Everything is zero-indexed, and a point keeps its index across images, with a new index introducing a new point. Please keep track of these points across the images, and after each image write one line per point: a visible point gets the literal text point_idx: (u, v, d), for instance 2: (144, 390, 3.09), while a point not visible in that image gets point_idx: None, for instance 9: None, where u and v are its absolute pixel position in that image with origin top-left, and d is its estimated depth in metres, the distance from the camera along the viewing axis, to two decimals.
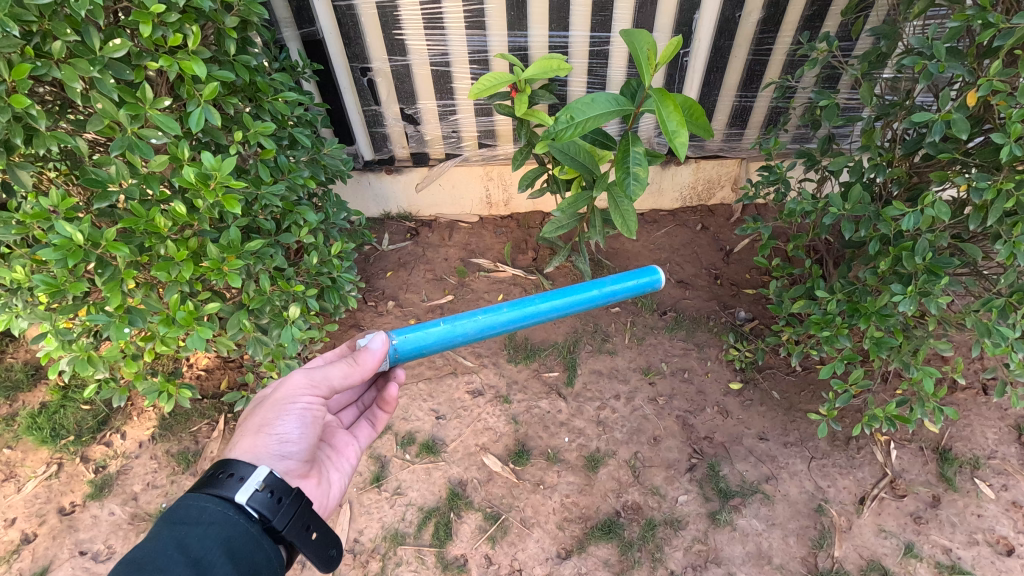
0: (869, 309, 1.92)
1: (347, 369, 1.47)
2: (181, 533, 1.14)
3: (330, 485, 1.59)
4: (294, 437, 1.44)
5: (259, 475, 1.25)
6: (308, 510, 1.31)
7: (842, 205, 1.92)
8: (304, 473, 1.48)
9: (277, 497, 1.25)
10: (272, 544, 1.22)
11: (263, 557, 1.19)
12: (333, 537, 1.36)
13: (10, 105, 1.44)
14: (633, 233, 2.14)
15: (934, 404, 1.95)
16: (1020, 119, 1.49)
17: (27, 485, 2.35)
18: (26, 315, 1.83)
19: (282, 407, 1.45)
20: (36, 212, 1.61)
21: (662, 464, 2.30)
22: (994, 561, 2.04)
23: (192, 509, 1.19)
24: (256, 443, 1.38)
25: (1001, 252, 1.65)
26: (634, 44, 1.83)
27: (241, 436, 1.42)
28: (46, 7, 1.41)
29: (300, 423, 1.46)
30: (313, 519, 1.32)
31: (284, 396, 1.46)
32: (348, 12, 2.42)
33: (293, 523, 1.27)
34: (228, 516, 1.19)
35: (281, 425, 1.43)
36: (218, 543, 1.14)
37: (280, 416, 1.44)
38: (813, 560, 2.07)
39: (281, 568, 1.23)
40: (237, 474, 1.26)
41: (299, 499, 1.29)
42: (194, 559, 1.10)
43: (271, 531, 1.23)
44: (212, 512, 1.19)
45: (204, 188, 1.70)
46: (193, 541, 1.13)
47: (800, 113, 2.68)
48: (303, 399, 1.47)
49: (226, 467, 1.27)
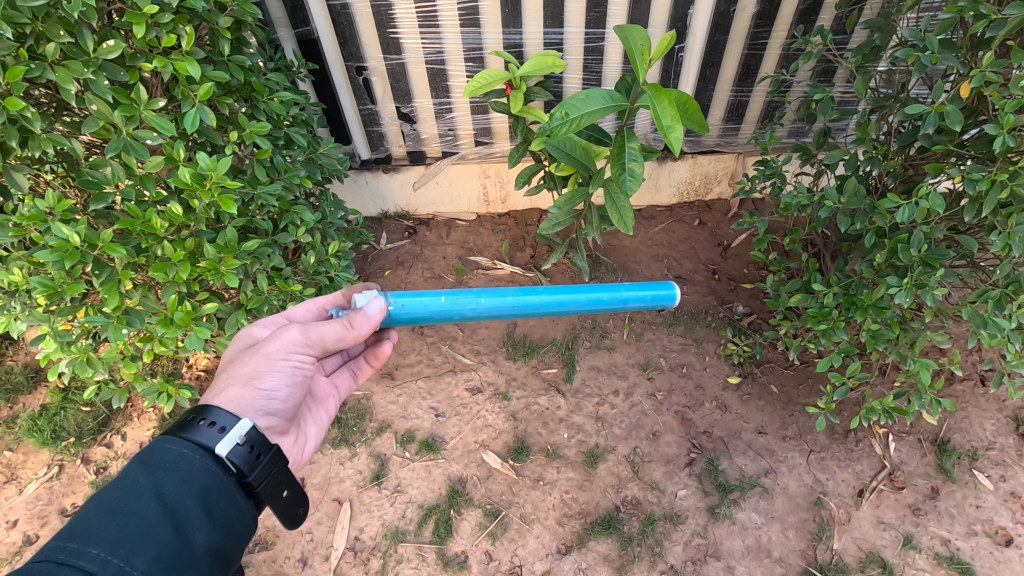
0: (866, 302, 1.91)
1: (342, 331, 1.48)
2: (157, 478, 1.13)
3: (305, 433, 1.69)
4: (280, 393, 1.47)
5: (241, 429, 1.26)
6: (282, 469, 1.33)
7: (838, 198, 1.92)
8: (282, 425, 1.55)
9: (255, 452, 1.26)
10: (245, 499, 1.23)
11: (237, 511, 1.20)
12: (301, 497, 1.40)
13: (5, 108, 1.45)
14: (629, 228, 2.14)
15: (932, 396, 1.93)
16: (1013, 111, 1.50)
17: (29, 487, 2.36)
18: (25, 318, 1.83)
19: (273, 362, 1.45)
20: (33, 214, 1.61)
21: (661, 460, 2.31)
22: (993, 552, 2.05)
23: (170, 453, 1.18)
24: (244, 395, 1.40)
25: (996, 243, 1.66)
26: (627, 40, 1.82)
27: (228, 382, 1.42)
28: (39, 9, 1.41)
29: (288, 380, 1.48)
30: (285, 478, 1.34)
31: (276, 349, 1.46)
32: (343, 11, 2.42)
33: (267, 481, 1.28)
34: (206, 466, 1.19)
35: (269, 380, 1.45)
36: (194, 493, 1.14)
37: (270, 371, 1.45)
38: (812, 552, 2.08)
39: (252, 522, 1.25)
40: (217, 424, 1.26)
41: (275, 458, 1.31)
42: (170, 506, 1.09)
43: (245, 485, 1.25)
44: (190, 459, 1.18)
45: (200, 188, 1.70)
46: (169, 489, 1.12)
47: (796, 107, 2.68)
48: (295, 357, 1.48)
49: (206, 415, 1.28)
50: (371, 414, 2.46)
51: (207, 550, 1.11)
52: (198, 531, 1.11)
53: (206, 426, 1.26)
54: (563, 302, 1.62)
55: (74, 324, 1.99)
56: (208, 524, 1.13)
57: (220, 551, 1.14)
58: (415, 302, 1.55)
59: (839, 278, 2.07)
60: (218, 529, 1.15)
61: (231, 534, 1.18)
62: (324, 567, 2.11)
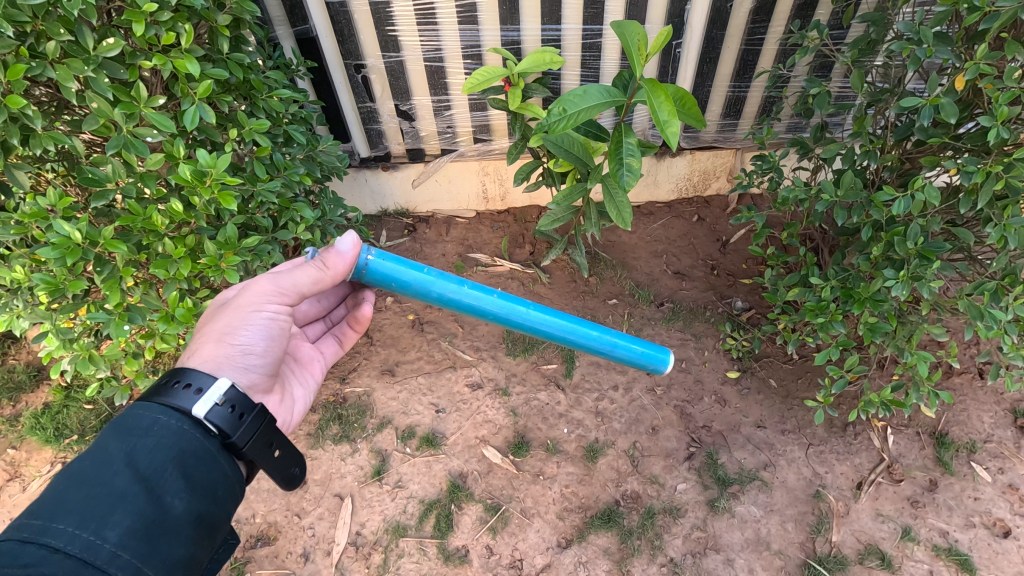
0: (863, 294, 1.93)
1: (315, 276, 1.50)
2: (130, 445, 1.15)
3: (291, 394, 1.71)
4: (258, 347, 1.49)
5: (218, 390, 1.27)
6: (269, 427, 1.36)
7: (834, 191, 1.94)
8: (265, 383, 1.56)
9: (237, 412, 1.28)
10: (229, 459, 1.27)
11: (220, 472, 1.23)
12: (295, 456, 1.45)
13: (6, 106, 1.46)
14: (627, 224, 2.15)
15: (929, 388, 1.93)
16: (1008, 102, 1.51)
17: (33, 484, 2.38)
18: (27, 315, 1.85)
19: (246, 315, 1.47)
20: (34, 212, 1.62)
21: (661, 454, 2.32)
22: (991, 543, 2.06)
23: (143, 419, 1.20)
24: (219, 351, 1.42)
25: (992, 235, 1.67)
26: (624, 35, 1.83)
27: (203, 343, 1.43)
28: (39, 8, 1.42)
29: (265, 333, 1.49)
30: (273, 435, 1.38)
31: (250, 303, 1.48)
32: (341, 9, 2.43)
33: (253, 440, 1.31)
34: (183, 430, 1.22)
35: (246, 335, 1.46)
36: (171, 459, 1.17)
37: (246, 326, 1.46)
38: (810, 545, 2.09)
39: (240, 482, 1.29)
40: (194, 386, 1.27)
41: (259, 416, 1.33)
42: (143, 475, 1.12)
43: (230, 445, 1.28)
44: (165, 426, 1.20)
45: (200, 184, 1.71)
46: (141, 456, 1.14)
47: (794, 102, 2.69)
48: (270, 308, 1.49)
49: (181, 376, 1.28)
50: (371, 410, 2.47)
51: (187, 514, 1.14)
52: (176, 497, 1.14)
53: (182, 388, 1.27)
54: (546, 322, 1.66)
55: (76, 321, 2.01)
56: (185, 490, 1.16)
57: (202, 514, 1.17)
58: (394, 274, 1.55)
59: (836, 271, 2.08)
60: (198, 493, 1.17)
61: (214, 497, 1.21)
62: (326, 561, 2.12)
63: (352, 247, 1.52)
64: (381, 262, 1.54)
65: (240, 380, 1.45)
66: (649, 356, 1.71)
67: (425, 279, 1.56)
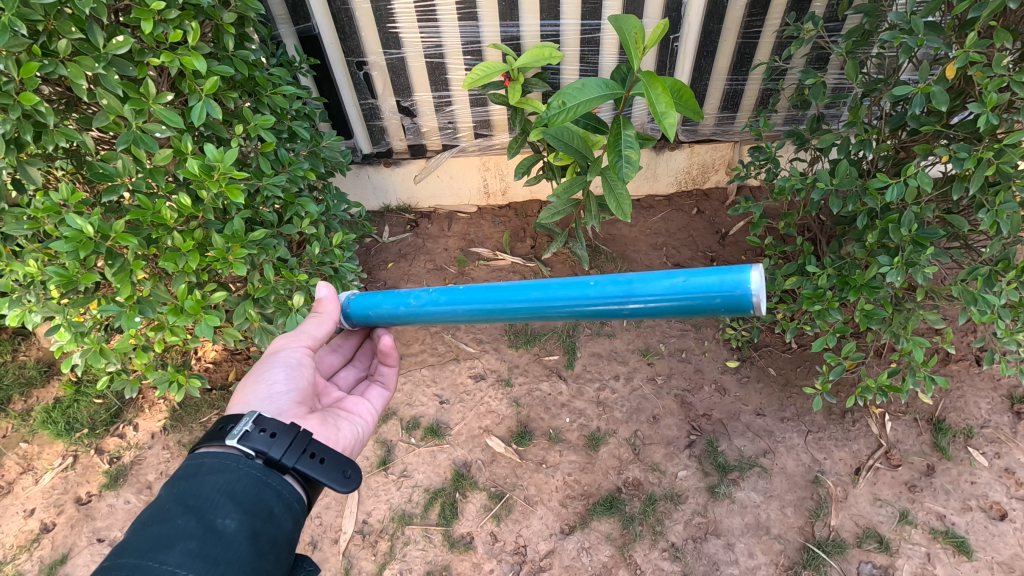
0: (858, 282, 1.96)
1: (318, 318, 1.67)
2: (181, 488, 1.19)
3: (339, 430, 1.60)
4: (281, 379, 1.54)
5: (249, 419, 1.30)
6: (308, 437, 1.33)
7: (830, 180, 1.97)
8: (301, 414, 1.52)
9: (270, 433, 1.29)
10: (279, 478, 1.26)
11: (271, 493, 1.23)
12: (346, 458, 1.36)
13: (20, 102, 1.51)
14: (627, 216, 2.17)
15: (925, 373, 1.97)
16: (997, 89, 1.56)
17: (45, 477, 2.42)
18: (40, 309, 1.89)
19: (266, 361, 1.58)
20: (47, 206, 1.67)
21: (662, 442, 2.35)
22: (988, 526, 2.09)
23: (191, 465, 1.24)
24: (246, 392, 1.49)
25: (984, 221, 1.71)
26: (622, 30, 1.88)
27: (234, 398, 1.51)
28: (51, 6, 1.46)
29: (286, 368, 1.56)
30: (317, 444, 1.34)
31: (271, 353, 1.61)
32: (342, 7, 2.47)
33: (293, 453, 1.28)
34: (226, 463, 1.24)
35: (269, 373, 1.54)
36: (218, 490, 1.18)
37: (268, 368, 1.56)
38: (809, 529, 2.13)
39: (296, 500, 1.27)
40: (230, 424, 1.31)
41: (295, 429, 1.32)
42: (193, 506, 1.14)
43: (275, 464, 1.27)
44: (210, 464, 1.23)
45: (207, 178, 1.76)
46: (190, 491, 1.17)
47: (790, 95, 2.72)
48: (288, 348, 1.61)
49: (220, 421, 1.33)
50: None
51: (240, 532, 1.14)
52: (227, 518, 1.14)
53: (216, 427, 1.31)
54: (522, 293, 1.45)
55: (87, 316, 2.04)
56: (235, 510, 1.16)
57: (257, 531, 1.16)
58: (365, 300, 1.66)
59: (834, 260, 2.11)
60: (249, 512, 1.17)
61: (268, 516, 1.20)
62: (334, 549, 2.17)
63: (330, 293, 1.67)
64: (353, 299, 1.69)
65: (268, 409, 1.46)
66: (713, 286, 1.26)
67: (391, 299, 1.63)
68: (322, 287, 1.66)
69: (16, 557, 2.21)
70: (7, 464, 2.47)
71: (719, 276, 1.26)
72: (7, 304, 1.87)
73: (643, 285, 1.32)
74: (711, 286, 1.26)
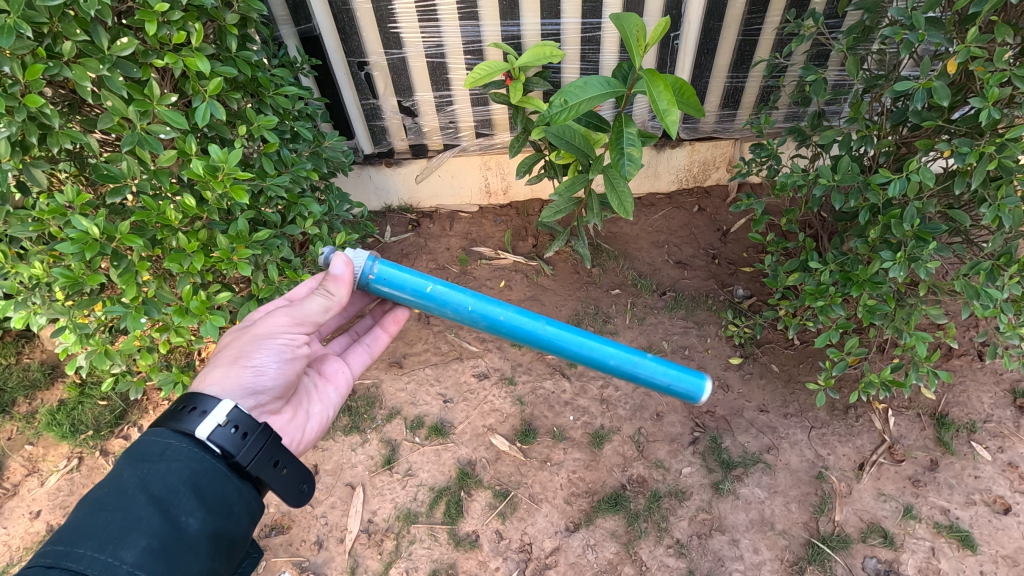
0: (861, 277, 1.96)
1: (324, 303, 1.59)
2: (144, 471, 1.19)
3: (308, 420, 1.73)
4: (271, 371, 1.53)
5: (223, 411, 1.30)
6: (275, 445, 1.36)
7: (832, 176, 1.97)
8: (274, 409, 1.60)
9: (240, 432, 1.31)
10: (240, 478, 1.29)
11: (234, 492, 1.26)
12: (305, 472, 1.42)
13: (25, 105, 1.52)
14: (629, 213, 2.17)
15: (928, 368, 1.96)
16: (998, 84, 1.56)
17: (50, 479, 2.42)
18: (45, 311, 1.89)
19: (260, 341, 1.53)
20: (52, 208, 1.68)
21: (665, 439, 2.36)
22: (991, 520, 2.10)
23: (156, 445, 1.24)
24: (231, 374, 1.47)
25: (986, 215, 1.71)
26: (623, 28, 1.88)
27: (216, 368, 1.49)
28: (55, 9, 1.47)
29: (278, 358, 1.55)
30: (280, 452, 1.38)
31: (265, 331, 1.55)
32: (343, 8, 2.48)
33: (258, 457, 1.32)
34: (193, 453, 1.25)
35: (259, 360, 1.52)
36: (183, 481, 1.20)
37: (259, 351, 1.52)
38: (814, 524, 2.13)
39: (255, 500, 1.31)
40: (200, 409, 1.31)
41: (265, 434, 1.35)
42: (158, 496, 1.16)
43: (237, 465, 1.30)
44: (176, 450, 1.24)
45: (212, 179, 1.77)
46: (155, 479, 1.18)
47: (791, 92, 2.73)
48: (284, 334, 1.57)
49: (190, 401, 1.32)
50: (381, 401, 2.52)
51: (201, 531, 1.17)
52: (190, 516, 1.17)
53: (184, 411, 1.31)
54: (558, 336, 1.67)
55: (91, 318, 2.05)
56: (199, 508, 1.19)
57: (217, 530, 1.20)
58: (398, 284, 1.66)
59: (835, 255, 2.12)
60: (211, 511, 1.20)
61: (228, 514, 1.24)
62: (339, 548, 2.17)
63: (345, 269, 1.59)
64: (383, 276, 1.66)
65: (249, 402, 1.50)
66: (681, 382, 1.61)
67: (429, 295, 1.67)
68: (339, 265, 1.57)
69: (22, 558, 2.23)
70: (12, 466, 2.48)
71: (685, 374, 1.62)
72: (12, 305, 1.87)
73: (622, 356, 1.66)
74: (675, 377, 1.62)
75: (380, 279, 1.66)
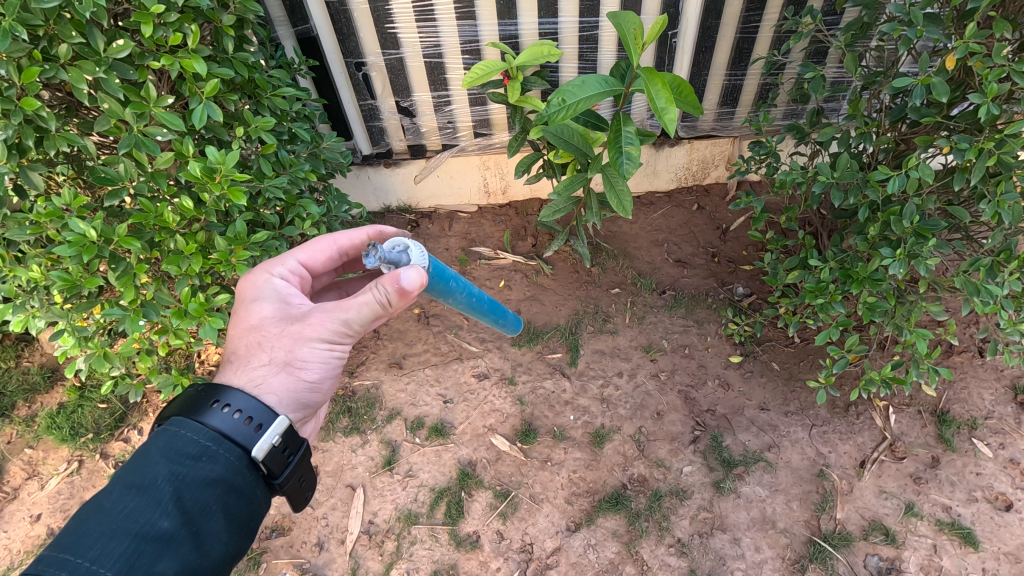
0: (861, 274, 1.96)
1: (379, 315, 1.46)
2: (178, 481, 1.16)
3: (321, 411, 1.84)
4: (321, 381, 1.52)
5: (273, 429, 1.29)
6: (302, 463, 1.40)
7: (831, 173, 1.97)
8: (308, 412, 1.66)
9: (282, 450, 1.32)
10: (265, 493, 1.30)
11: (257, 509, 1.27)
12: (312, 483, 1.47)
13: (21, 108, 1.52)
14: (628, 212, 2.16)
15: (928, 364, 1.94)
16: (997, 79, 1.56)
17: (50, 482, 2.42)
18: (43, 315, 1.89)
19: (315, 349, 1.46)
20: (50, 211, 1.68)
21: (666, 438, 2.35)
22: (993, 517, 2.09)
23: (193, 446, 1.21)
24: (289, 384, 1.43)
25: (986, 212, 1.71)
26: (620, 26, 1.87)
27: (268, 371, 1.42)
28: (51, 11, 1.47)
29: (328, 369, 1.51)
30: (303, 468, 1.41)
31: (319, 336, 1.45)
32: (341, 8, 2.48)
33: (289, 475, 1.35)
34: (230, 464, 1.23)
35: (313, 371, 1.48)
36: (216, 498, 1.18)
37: (314, 362, 1.47)
38: (815, 522, 2.12)
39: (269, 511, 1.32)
40: (255, 421, 1.28)
41: (300, 454, 1.38)
42: (190, 513, 1.14)
43: (268, 477, 1.31)
44: (212, 460, 1.21)
45: (210, 180, 1.76)
46: (189, 492, 1.15)
47: (790, 89, 2.73)
48: (340, 347, 1.50)
49: (238, 405, 1.28)
50: (381, 402, 2.51)
51: (224, 554, 1.17)
52: (215, 538, 1.16)
53: (226, 412, 1.27)
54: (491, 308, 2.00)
55: (90, 321, 2.05)
56: (226, 530, 1.18)
57: (235, 551, 1.21)
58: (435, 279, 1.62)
59: (835, 253, 2.11)
60: (236, 532, 1.20)
61: (248, 532, 1.24)
62: (340, 550, 2.16)
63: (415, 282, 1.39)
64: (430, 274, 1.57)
65: (299, 406, 1.51)
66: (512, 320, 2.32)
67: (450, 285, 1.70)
68: (413, 282, 1.37)
69: (23, 561, 2.23)
70: (13, 469, 2.48)
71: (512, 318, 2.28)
72: (11, 309, 1.87)
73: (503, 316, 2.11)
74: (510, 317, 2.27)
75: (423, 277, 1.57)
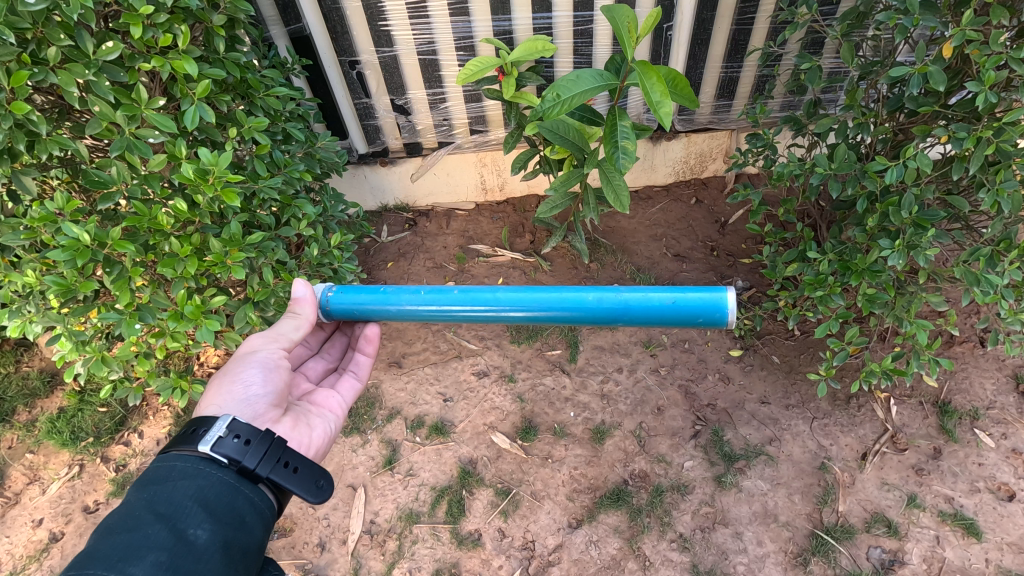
0: (860, 266, 1.95)
1: (297, 319, 1.68)
2: (150, 493, 1.19)
3: (312, 432, 1.65)
4: (259, 382, 1.53)
5: (222, 424, 1.31)
6: (282, 446, 1.36)
7: (828, 165, 1.96)
8: (275, 418, 1.56)
9: (243, 440, 1.31)
10: (251, 487, 1.28)
11: (244, 501, 1.25)
12: (319, 469, 1.40)
13: (11, 112, 1.51)
14: (626, 208, 2.14)
15: (929, 355, 1.93)
16: (993, 67, 1.55)
17: (52, 487, 2.42)
18: (40, 320, 1.90)
19: (245, 360, 1.56)
20: (43, 216, 1.67)
21: (666, 433, 2.35)
22: (996, 507, 2.08)
23: (161, 468, 1.25)
24: (222, 391, 1.48)
25: (985, 201, 1.70)
26: (613, 20, 1.86)
27: (209, 393, 1.52)
28: (39, 14, 1.46)
29: (263, 371, 1.55)
30: (289, 453, 1.37)
31: (246, 350, 1.59)
32: (333, 7, 2.46)
33: (266, 462, 1.31)
34: (199, 470, 1.25)
35: (245, 373, 1.53)
36: (190, 497, 1.19)
37: (244, 368, 1.54)
38: (817, 515, 2.12)
39: (267, 507, 1.29)
40: (202, 428, 1.32)
41: (269, 438, 1.34)
42: (165, 514, 1.15)
43: (248, 472, 1.29)
44: (181, 469, 1.24)
45: (203, 182, 1.75)
46: (161, 499, 1.17)
47: (786, 81, 2.72)
48: (265, 349, 1.58)
49: (193, 423, 1.34)
50: (380, 402, 2.51)
51: (212, 542, 1.15)
52: (199, 528, 1.15)
53: (185, 429, 1.34)
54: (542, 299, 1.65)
55: (88, 324, 2.04)
56: (208, 520, 1.17)
57: (228, 541, 1.17)
58: (351, 297, 1.74)
59: (834, 245, 2.10)
60: (222, 522, 1.19)
61: (239, 524, 1.21)
62: (342, 550, 2.17)
63: (307, 292, 1.71)
64: (339, 295, 1.74)
65: (246, 412, 1.47)
66: (703, 303, 1.56)
67: (381, 298, 1.74)
68: (299, 287, 1.69)
69: (26, 567, 2.22)
70: (13, 475, 2.48)
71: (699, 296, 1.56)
72: (8, 314, 1.88)
73: (644, 299, 1.59)
74: (699, 305, 1.57)
75: (336, 298, 1.75)
